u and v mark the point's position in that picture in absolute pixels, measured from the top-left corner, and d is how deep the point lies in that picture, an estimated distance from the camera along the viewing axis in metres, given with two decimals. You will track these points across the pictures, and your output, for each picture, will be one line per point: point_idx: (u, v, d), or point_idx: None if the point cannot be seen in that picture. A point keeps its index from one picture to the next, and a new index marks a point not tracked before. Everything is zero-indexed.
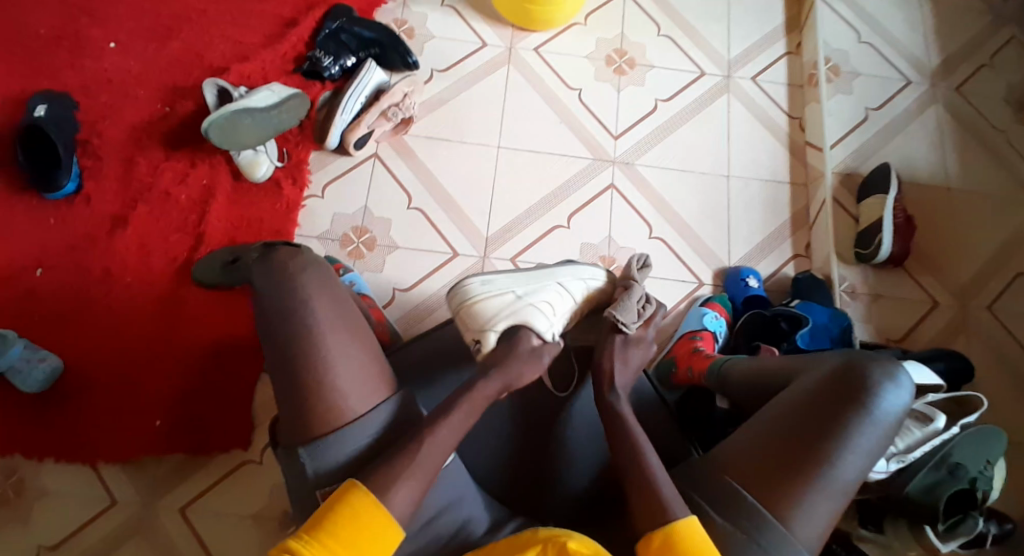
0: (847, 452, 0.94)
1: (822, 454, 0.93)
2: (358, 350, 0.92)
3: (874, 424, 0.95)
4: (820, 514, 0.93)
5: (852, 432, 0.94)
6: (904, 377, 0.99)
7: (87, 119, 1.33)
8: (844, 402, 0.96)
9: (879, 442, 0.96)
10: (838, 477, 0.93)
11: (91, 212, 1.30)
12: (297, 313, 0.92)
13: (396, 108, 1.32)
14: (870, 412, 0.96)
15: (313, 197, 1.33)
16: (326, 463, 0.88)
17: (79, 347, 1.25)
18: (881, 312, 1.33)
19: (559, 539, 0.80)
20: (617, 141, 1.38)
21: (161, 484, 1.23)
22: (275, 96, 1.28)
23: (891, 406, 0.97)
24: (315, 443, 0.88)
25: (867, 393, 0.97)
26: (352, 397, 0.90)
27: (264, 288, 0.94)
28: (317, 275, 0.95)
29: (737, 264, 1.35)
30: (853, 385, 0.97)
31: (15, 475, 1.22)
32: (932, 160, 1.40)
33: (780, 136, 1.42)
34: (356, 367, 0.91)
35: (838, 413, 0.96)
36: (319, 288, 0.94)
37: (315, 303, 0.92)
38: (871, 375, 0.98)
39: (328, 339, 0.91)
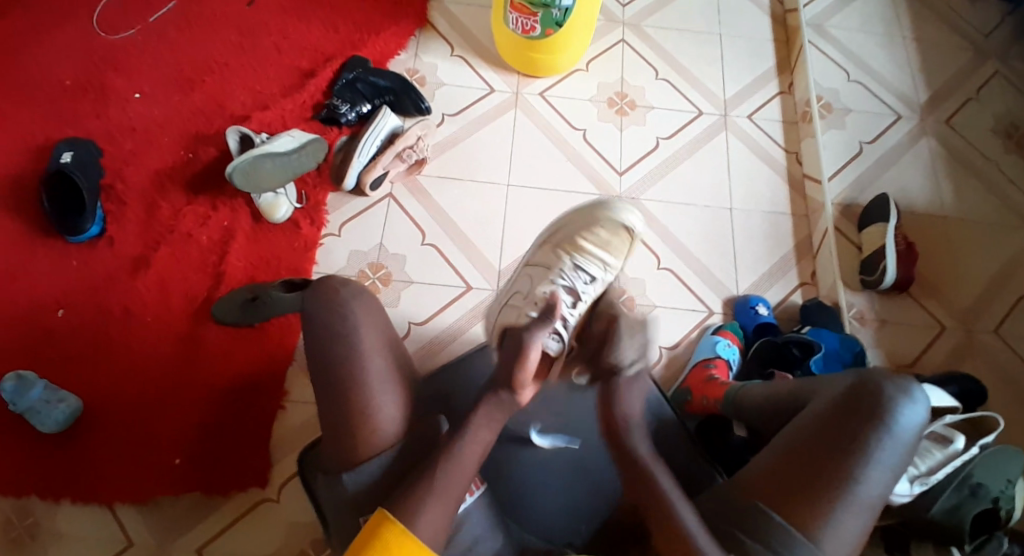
0: (869, 468, 0.92)
1: (844, 470, 0.92)
2: (394, 376, 0.95)
3: (895, 439, 0.93)
4: (847, 530, 0.91)
5: (872, 448, 0.93)
6: (921, 392, 0.96)
7: (112, 165, 1.39)
8: (862, 417, 0.94)
9: (901, 457, 0.94)
10: (862, 493, 0.91)
11: (113, 253, 1.33)
12: (341, 342, 0.93)
13: (410, 150, 1.38)
14: (889, 426, 0.94)
15: (330, 236, 1.37)
16: (366, 478, 0.91)
17: (98, 386, 1.26)
18: (889, 336, 1.35)
19: None
20: (623, 176, 1.43)
21: (178, 525, 1.22)
22: (295, 141, 1.34)
23: (909, 421, 0.94)
24: (357, 465, 0.91)
25: (884, 410, 0.94)
26: (389, 421, 0.92)
27: (311, 313, 0.95)
28: (361, 304, 0.97)
29: (745, 292, 1.38)
30: (870, 401, 0.95)
31: (30, 517, 1.20)
32: (927, 189, 1.45)
33: (779, 170, 1.47)
34: (392, 393, 0.93)
35: (857, 429, 0.94)
36: (357, 315, 0.95)
37: (359, 329, 0.95)
38: (887, 389, 0.96)
39: (367, 366, 0.93)
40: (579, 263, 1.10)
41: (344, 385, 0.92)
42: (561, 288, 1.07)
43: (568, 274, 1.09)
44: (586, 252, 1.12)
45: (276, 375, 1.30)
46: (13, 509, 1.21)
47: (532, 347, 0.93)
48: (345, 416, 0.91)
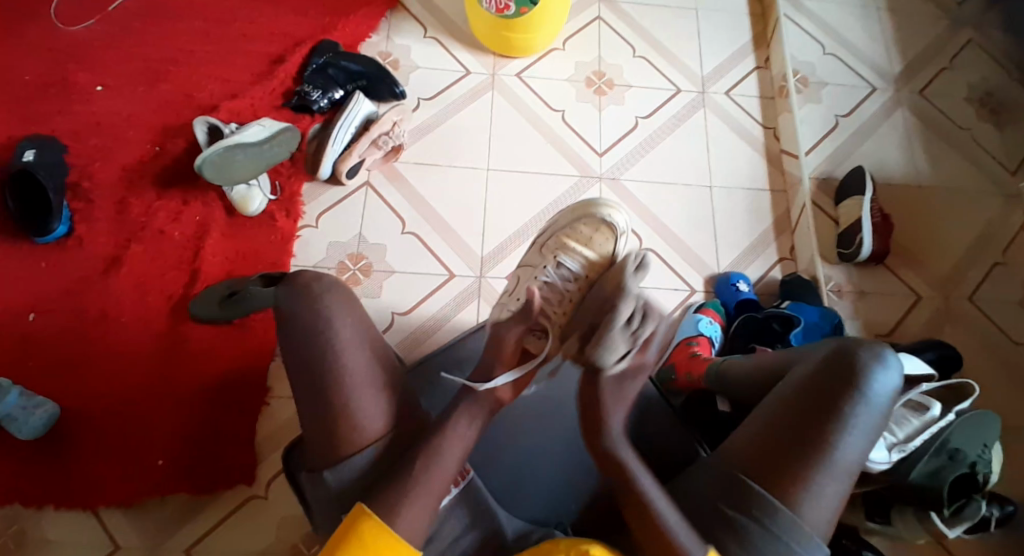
0: (846, 434, 0.92)
1: (821, 438, 0.92)
2: (372, 373, 0.93)
3: (870, 405, 0.94)
4: (826, 498, 0.92)
5: (848, 414, 0.93)
6: (893, 356, 0.97)
7: (76, 162, 1.34)
8: (835, 385, 0.95)
9: (876, 422, 0.94)
10: (840, 459, 0.92)
11: (83, 253, 1.29)
12: (321, 336, 0.92)
13: (386, 136, 1.35)
14: (863, 393, 0.94)
15: (307, 227, 1.34)
16: (349, 476, 0.91)
17: (74, 391, 1.23)
18: (868, 308, 1.37)
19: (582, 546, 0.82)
20: (603, 157, 1.42)
21: (165, 526, 1.21)
22: (267, 130, 1.31)
23: (882, 387, 0.95)
24: (341, 462, 0.91)
25: (858, 376, 0.95)
26: (368, 416, 0.91)
27: (291, 307, 0.93)
28: (339, 296, 0.95)
29: (727, 270, 1.38)
30: (843, 369, 0.95)
31: (15, 526, 1.18)
32: (902, 160, 1.47)
33: (756, 146, 1.47)
34: (374, 392, 0.92)
35: (833, 396, 0.94)
36: (336, 308, 0.94)
37: (336, 327, 0.93)
38: (859, 355, 0.96)
39: (348, 360, 0.91)
40: (564, 260, 1.06)
41: (334, 386, 0.91)
42: (542, 285, 1.05)
43: (549, 270, 1.06)
44: (573, 252, 1.07)
45: (258, 370, 1.29)
46: None
47: (507, 338, 0.98)
48: (337, 419, 0.90)
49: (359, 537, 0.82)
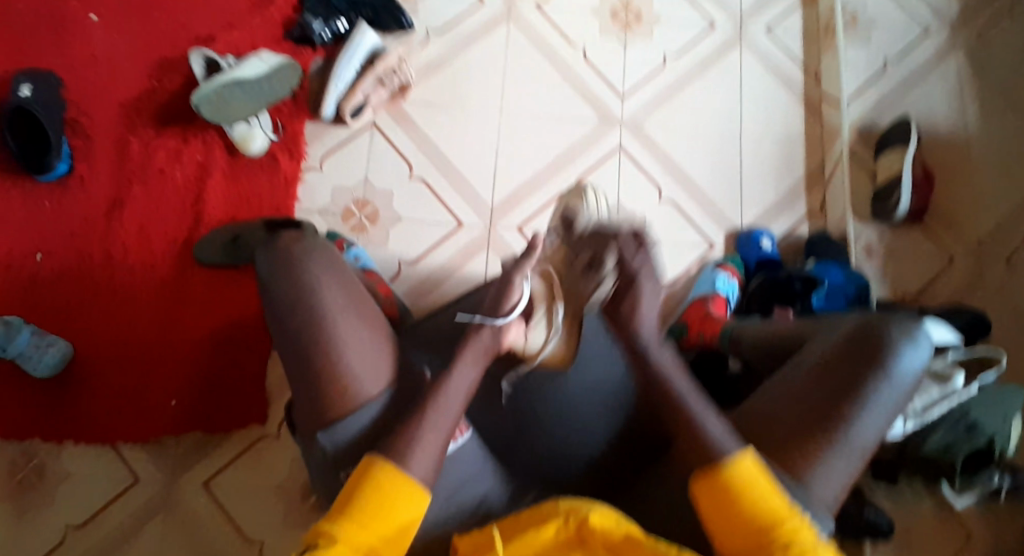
0: (863, 411, 0.85)
1: (838, 414, 0.85)
2: (368, 332, 0.92)
3: (894, 383, 0.86)
4: (835, 476, 0.83)
5: (869, 389, 0.86)
6: (924, 335, 0.89)
7: (73, 97, 1.30)
8: (860, 362, 0.87)
9: (898, 401, 0.86)
10: (855, 436, 0.84)
11: (85, 193, 1.28)
12: (308, 304, 0.90)
13: (393, 73, 1.29)
14: (888, 372, 0.86)
15: (311, 170, 1.30)
16: (342, 436, 0.89)
17: (86, 331, 1.25)
18: (898, 269, 1.30)
19: (580, 513, 0.75)
20: (625, 100, 1.34)
21: (184, 460, 1.24)
22: (264, 64, 1.26)
23: (911, 363, 0.87)
24: (333, 424, 0.89)
25: (885, 354, 0.87)
26: (364, 379, 0.90)
27: (272, 275, 0.91)
28: (324, 260, 0.93)
29: (750, 225, 1.31)
30: (870, 344, 0.88)
31: (35, 460, 1.22)
32: (951, 111, 1.35)
33: (793, 90, 1.37)
34: (373, 355, 0.91)
35: (856, 372, 0.87)
36: (321, 273, 0.92)
37: (328, 292, 0.91)
38: (889, 334, 0.89)
39: (339, 325, 0.90)
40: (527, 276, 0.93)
41: (326, 367, 0.89)
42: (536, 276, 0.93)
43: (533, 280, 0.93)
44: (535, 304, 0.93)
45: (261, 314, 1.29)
46: (18, 452, 1.22)
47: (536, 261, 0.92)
48: (326, 402, 0.89)
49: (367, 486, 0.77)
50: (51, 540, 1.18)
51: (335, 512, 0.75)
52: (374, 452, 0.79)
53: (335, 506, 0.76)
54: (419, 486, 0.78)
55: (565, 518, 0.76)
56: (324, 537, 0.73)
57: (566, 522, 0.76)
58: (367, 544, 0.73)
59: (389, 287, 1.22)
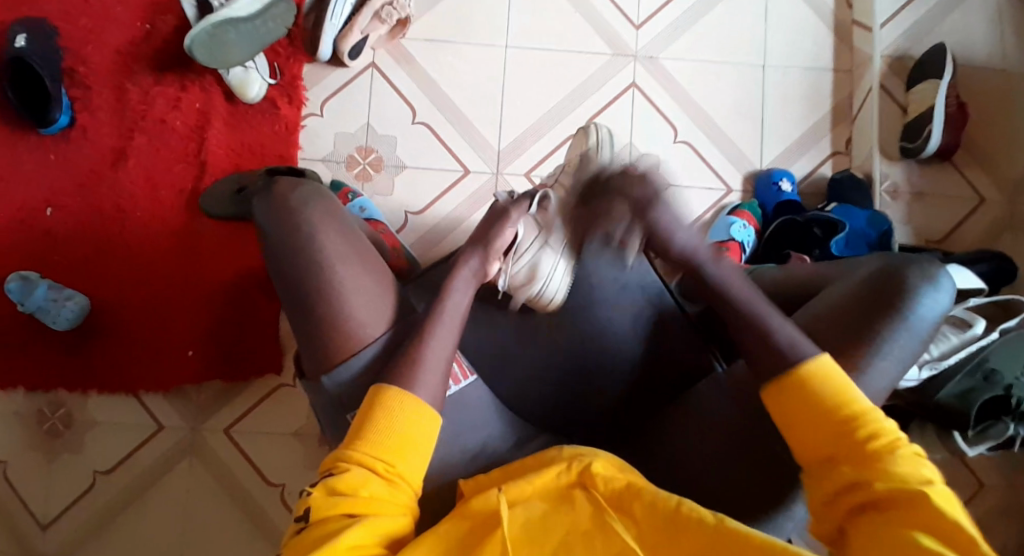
0: (876, 360, 0.81)
1: (847, 364, 0.81)
2: (368, 276, 0.91)
3: (911, 329, 0.81)
4: None
5: (882, 336, 0.81)
6: (946, 278, 0.84)
7: (67, 44, 1.26)
8: (876, 307, 0.83)
9: (915, 349, 0.82)
10: (867, 386, 0.80)
11: (88, 144, 1.26)
12: (306, 253, 0.89)
13: (390, 8, 1.20)
14: (906, 317, 0.81)
15: (312, 115, 1.25)
16: (345, 378, 0.89)
17: (101, 284, 1.26)
18: (924, 211, 1.24)
19: (584, 460, 0.72)
20: (639, 31, 1.25)
21: (204, 410, 1.29)
22: (258, 2, 1.17)
23: (929, 309, 0.82)
24: (338, 367, 0.89)
25: (902, 298, 0.82)
26: (369, 327, 0.90)
27: (268, 224, 0.91)
28: (321, 208, 0.92)
29: (770, 166, 1.25)
30: (888, 286, 0.83)
31: (63, 409, 1.27)
32: (991, 37, 1.25)
33: (823, 14, 1.27)
34: (370, 299, 0.90)
35: (872, 317, 0.82)
36: (317, 222, 0.91)
37: (327, 242, 0.90)
38: (909, 277, 0.83)
39: (338, 271, 0.89)
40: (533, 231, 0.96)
41: (328, 346, 0.89)
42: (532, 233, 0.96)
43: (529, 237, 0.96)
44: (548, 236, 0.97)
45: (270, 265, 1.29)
46: (47, 402, 1.27)
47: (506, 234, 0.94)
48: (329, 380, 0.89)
49: (383, 418, 0.77)
50: (83, 484, 1.25)
51: (351, 438, 0.76)
52: (382, 381, 0.80)
53: (349, 433, 0.77)
54: (433, 414, 0.80)
55: (568, 465, 0.73)
56: (344, 465, 0.74)
57: (569, 468, 0.73)
58: (385, 466, 0.75)
59: (396, 238, 1.20)
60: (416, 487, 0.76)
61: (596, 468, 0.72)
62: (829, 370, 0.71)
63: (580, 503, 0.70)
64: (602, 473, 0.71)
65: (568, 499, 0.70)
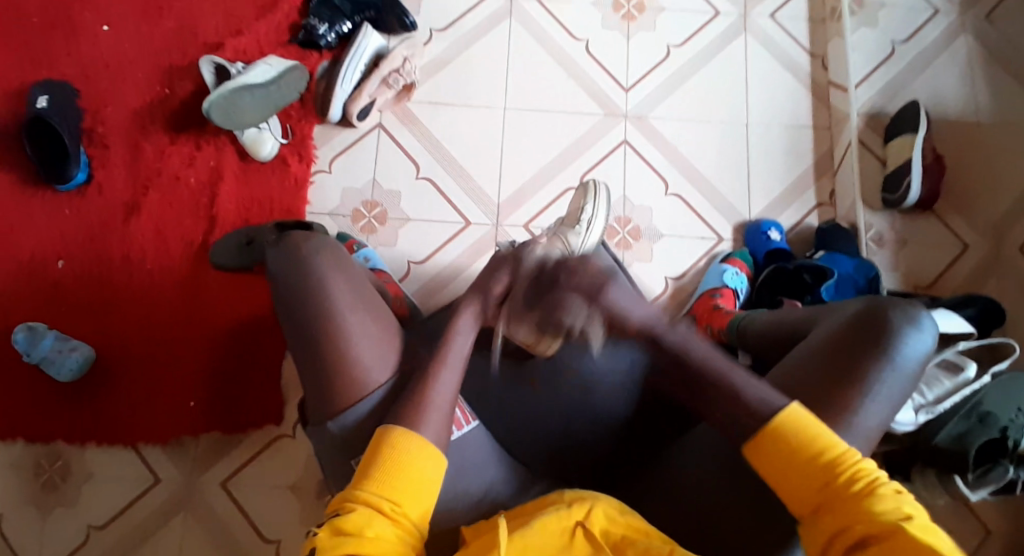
0: (867, 398, 0.84)
1: (839, 402, 0.84)
2: (375, 322, 0.94)
3: (898, 368, 0.85)
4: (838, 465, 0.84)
5: (870, 375, 0.85)
6: (926, 321, 0.88)
7: (89, 106, 1.34)
8: (863, 347, 0.86)
9: (904, 388, 0.85)
10: (859, 423, 0.83)
11: (103, 199, 1.32)
12: (315, 295, 0.93)
13: (397, 74, 1.29)
14: (892, 357, 0.85)
15: (320, 172, 1.32)
16: (351, 420, 0.90)
17: (107, 335, 1.29)
18: (909, 258, 1.29)
19: (584, 502, 0.76)
20: (629, 93, 1.34)
21: (201, 462, 1.27)
22: (272, 70, 1.26)
23: (913, 350, 0.86)
24: (342, 413, 0.89)
25: (887, 338, 0.86)
26: (374, 368, 0.91)
27: (281, 271, 0.95)
28: (332, 256, 0.96)
29: (758, 217, 1.30)
30: (871, 329, 0.87)
31: (60, 461, 1.26)
32: (962, 94, 1.33)
33: (801, 76, 1.35)
34: (376, 344, 0.92)
35: (860, 357, 0.86)
36: (328, 268, 0.95)
37: (333, 288, 0.93)
38: (892, 318, 0.87)
39: (346, 316, 0.91)
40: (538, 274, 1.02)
41: (331, 373, 0.90)
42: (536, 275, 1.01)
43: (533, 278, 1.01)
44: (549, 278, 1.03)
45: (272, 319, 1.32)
46: (45, 454, 1.27)
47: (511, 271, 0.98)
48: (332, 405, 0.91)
49: (387, 459, 0.79)
50: (76, 539, 1.23)
51: (357, 481, 0.78)
52: (386, 423, 0.82)
53: (354, 475, 0.79)
54: (437, 451, 0.81)
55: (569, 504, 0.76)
56: (350, 505, 0.76)
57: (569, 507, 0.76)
58: (391, 506, 0.76)
59: (399, 286, 1.23)
60: (420, 521, 0.77)
61: (596, 510, 0.75)
62: (799, 419, 0.78)
63: (578, 541, 0.73)
64: (603, 515, 0.75)
65: (570, 538, 0.73)
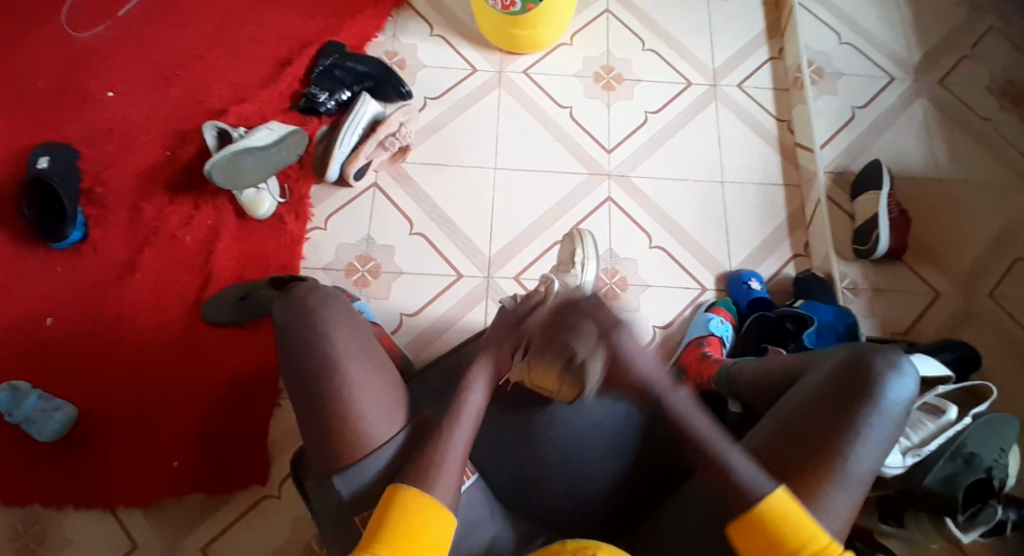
0: (855, 445, 0.83)
1: (830, 449, 0.84)
2: (380, 375, 0.91)
3: (884, 414, 0.85)
4: (837, 513, 0.83)
5: (857, 423, 0.84)
6: (909, 364, 0.87)
7: (89, 168, 1.38)
8: (849, 393, 0.86)
9: (891, 432, 0.85)
10: (851, 469, 0.83)
11: (97, 256, 1.33)
12: (318, 347, 0.90)
13: (393, 138, 1.36)
14: (878, 403, 0.85)
15: (316, 229, 1.36)
16: (359, 482, 0.87)
17: (90, 392, 1.25)
18: (883, 306, 1.33)
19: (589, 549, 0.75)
20: (611, 154, 1.42)
21: (182, 525, 1.21)
22: (274, 133, 1.30)
23: (897, 396, 0.85)
24: (348, 468, 0.87)
25: (871, 386, 0.85)
26: (376, 422, 0.88)
27: (286, 322, 0.92)
28: (336, 309, 0.93)
29: (739, 268, 1.36)
30: (855, 380, 0.86)
31: (37, 526, 1.20)
32: (920, 154, 1.44)
33: (770, 139, 1.46)
34: (381, 399, 0.89)
35: (845, 406, 0.85)
36: (332, 320, 0.92)
37: (334, 337, 0.91)
38: (875, 366, 0.87)
39: (350, 369, 0.89)
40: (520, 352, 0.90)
41: (332, 396, 0.88)
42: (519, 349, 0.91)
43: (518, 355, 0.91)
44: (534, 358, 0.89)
45: (266, 374, 1.28)
46: (19, 519, 1.20)
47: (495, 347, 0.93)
48: (332, 427, 0.88)
49: (399, 515, 0.79)
50: None
51: (369, 539, 0.78)
52: (399, 481, 0.83)
53: (366, 535, 0.79)
54: (447, 511, 0.81)
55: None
56: None
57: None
58: None
59: (393, 340, 1.22)
60: None
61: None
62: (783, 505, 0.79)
63: None
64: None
65: None
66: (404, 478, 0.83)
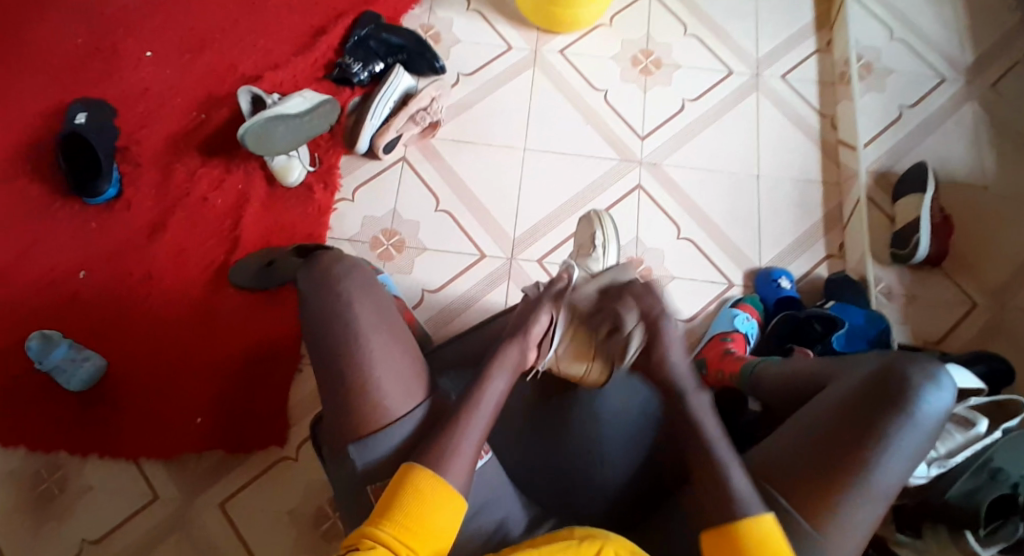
0: (885, 456, 0.80)
1: (857, 459, 0.80)
2: (399, 348, 0.91)
3: (917, 426, 0.81)
4: (858, 524, 0.80)
5: (889, 434, 0.81)
6: (947, 377, 0.84)
7: (126, 128, 1.40)
8: (881, 402, 0.82)
9: (922, 446, 0.82)
10: (877, 481, 0.80)
11: (129, 215, 1.35)
12: (340, 317, 0.91)
13: (424, 112, 1.35)
14: (912, 415, 0.81)
15: (343, 201, 1.36)
16: (372, 455, 0.86)
17: (116, 346, 1.28)
18: (918, 313, 1.28)
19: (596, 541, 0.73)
20: (644, 140, 1.39)
21: (201, 481, 1.23)
22: (307, 102, 1.31)
23: (933, 408, 0.82)
24: (364, 438, 0.86)
25: (907, 397, 0.82)
26: (392, 396, 0.88)
27: (309, 291, 0.93)
28: (359, 281, 0.94)
29: (768, 265, 1.32)
30: (889, 389, 0.83)
31: (60, 471, 1.23)
32: (967, 158, 1.38)
33: (810, 134, 1.41)
34: (399, 373, 0.89)
35: (878, 416, 0.82)
36: (355, 293, 0.93)
37: (359, 311, 0.91)
38: (913, 376, 0.83)
39: (370, 340, 0.89)
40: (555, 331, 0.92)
41: (342, 366, 0.88)
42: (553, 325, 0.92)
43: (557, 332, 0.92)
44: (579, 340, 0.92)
45: (289, 341, 1.30)
46: (43, 465, 1.23)
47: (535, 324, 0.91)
48: (341, 397, 0.88)
49: (412, 496, 0.79)
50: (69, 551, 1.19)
51: (377, 517, 0.78)
52: (415, 460, 0.82)
53: (375, 511, 0.79)
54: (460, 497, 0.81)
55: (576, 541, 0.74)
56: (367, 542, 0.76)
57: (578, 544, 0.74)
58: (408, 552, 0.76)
59: (413, 315, 1.21)
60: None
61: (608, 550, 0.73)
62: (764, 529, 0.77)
63: None
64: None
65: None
66: (412, 457, 0.82)
